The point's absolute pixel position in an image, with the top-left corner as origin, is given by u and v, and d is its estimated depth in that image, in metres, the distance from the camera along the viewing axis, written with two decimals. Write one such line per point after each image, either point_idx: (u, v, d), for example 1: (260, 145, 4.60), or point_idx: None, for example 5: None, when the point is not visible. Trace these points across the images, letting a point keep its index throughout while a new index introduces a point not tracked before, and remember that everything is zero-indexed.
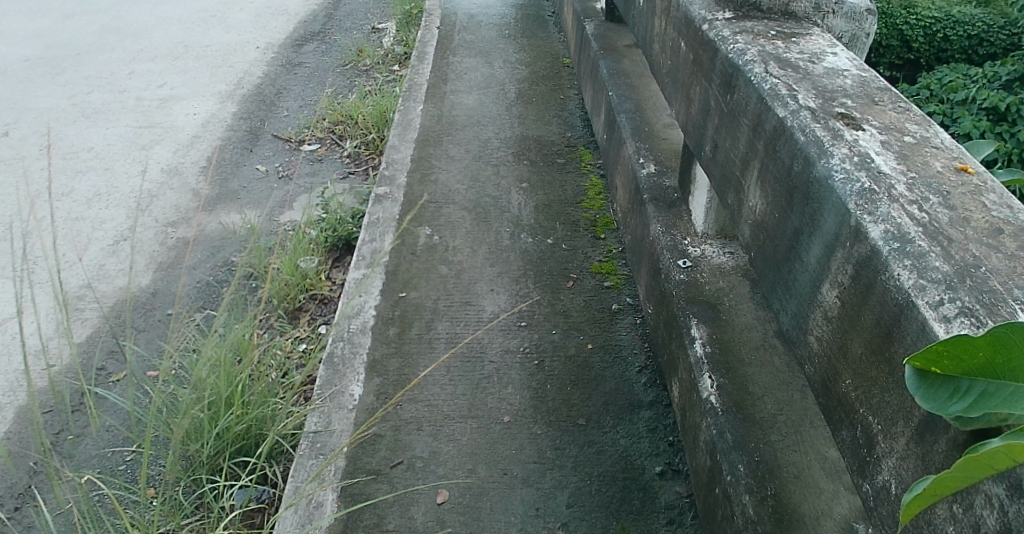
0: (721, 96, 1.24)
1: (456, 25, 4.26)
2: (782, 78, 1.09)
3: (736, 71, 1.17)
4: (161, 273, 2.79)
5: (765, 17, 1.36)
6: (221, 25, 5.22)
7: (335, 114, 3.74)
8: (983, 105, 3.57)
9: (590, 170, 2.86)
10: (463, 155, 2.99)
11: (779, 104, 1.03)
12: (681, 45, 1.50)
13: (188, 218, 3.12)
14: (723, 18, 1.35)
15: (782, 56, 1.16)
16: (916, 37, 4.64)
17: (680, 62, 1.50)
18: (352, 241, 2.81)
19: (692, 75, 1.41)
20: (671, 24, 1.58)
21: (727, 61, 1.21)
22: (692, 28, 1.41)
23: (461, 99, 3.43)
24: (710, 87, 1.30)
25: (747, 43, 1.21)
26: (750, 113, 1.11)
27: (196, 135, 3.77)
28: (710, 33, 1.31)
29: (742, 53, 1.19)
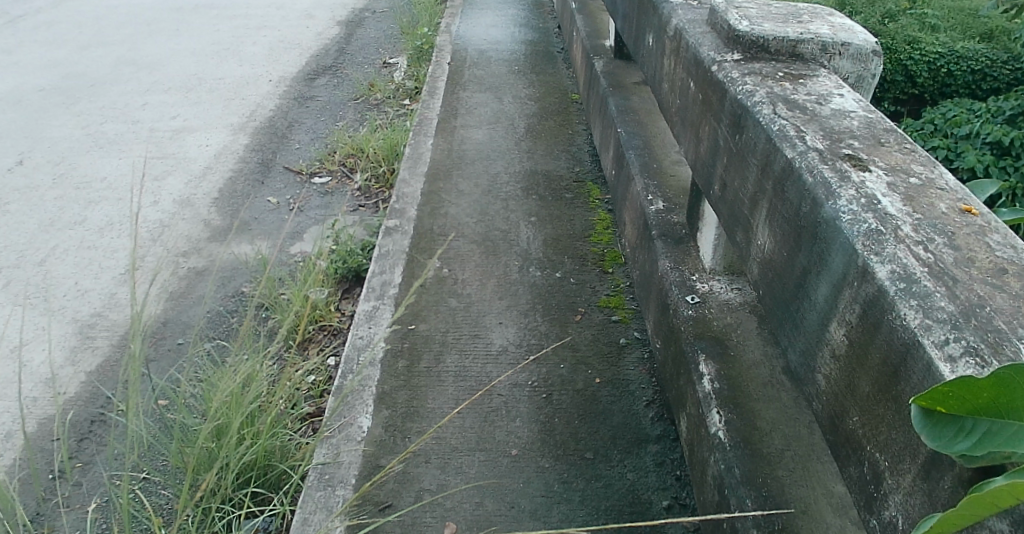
0: (730, 136, 1.27)
1: (466, 60, 4.34)
2: (790, 119, 1.11)
3: (745, 112, 1.20)
4: (172, 303, 2.85)
5: (774, 58, 1.39)
6: (234, 58, 5.32)
7: (347, 147, 3.80)
8: (987, 140, 3.61)
9: (598, 205, 2.89)
10: (472, 189, 3.02)
11: (787, 144, 1.05)
12: (690, 86, 1.53)
13: (199, 249, 3.17)
14: (732, 59, 1.38)
15: (790, 97, 1.19)
16: (920, 72, 4.70)
17: (689, 102, 1.53)
18: (362, 273, 2.86)
19: (700, 115, 1.44)
20: (680, 64, 1.62)
21: (736, 102, 1.24)
22: (701, 69, 1.45)
23: (471, 133, 3.48)
24: (719, 126, 1.33)
25: (755, 84, 1.24)
26: (758, 153, 1.13)
27: (208, 166, 3.83)
28: (719, 74, 1.35)
29: (751, 94, 1.22)
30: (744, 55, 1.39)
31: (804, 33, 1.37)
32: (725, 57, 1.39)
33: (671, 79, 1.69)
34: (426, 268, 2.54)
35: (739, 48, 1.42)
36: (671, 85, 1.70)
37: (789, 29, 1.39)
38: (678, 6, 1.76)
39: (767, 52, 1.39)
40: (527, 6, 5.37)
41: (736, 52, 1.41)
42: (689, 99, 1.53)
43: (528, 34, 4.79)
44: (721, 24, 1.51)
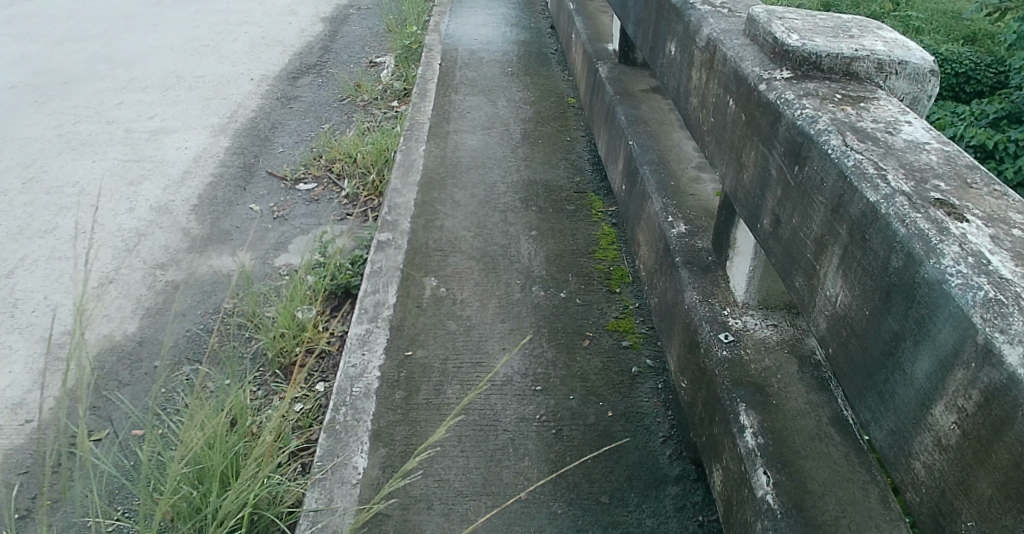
0: (787, 166, 1.12)
1: (457, 61, 4.19)
2: (865, 152, 0.98)
3: (808, 142, 1.06)
4: (150, 320, 2.74)
5: (826, 77, 1.25)
6: (215, 55, 5.12)
7: (334, 152, 3.61)
8: (972, 142, 3.70)
9: (601, 218, 2.75)
10: (468, 199, 2.86)
11: (865, 182, 0.92)
12: (728, 105, 1.40)
13: (178, 260, 3.05)
14: (783, 77, 1.25)
15: (857, 126, 1.05)
16: None
17: (727, 122, 1.39)
18: (351, 289, 2.72)
19: (743, 138, 1.31)
20: (715, 78, 1.48)
21: (795, 128, 1.10)
22: (746, 87, 1.31)
23: (465, 139, 3.32)
24: (768, 151, 1.19)
25: (816, 109, 1.11)
26: (827, 191, 0.99)
27: (187, 170, 3.67)
28: (770, 94, 1.21)
29: (814, 120, 1.08)
30: (792, 72, 1.26)
31: (859, 49, 1.25)
32: (775, 73, 1.26)
33: (702, 95, 1.55)
34: (422, 287, 2.38)
35: (788, 64, 1.29)
36: (701, 101, 1.56)
37: (842, 44, 1.26)
38: (709, 15, 1.63)
39: (819, 70, 1.26)
40: (519, 4, 5.16)
41: (784, 69, 1.28)
42: (727, 118, 1.40)
43: (521, 35, 4.61)
44: (764, 37, 1.38)
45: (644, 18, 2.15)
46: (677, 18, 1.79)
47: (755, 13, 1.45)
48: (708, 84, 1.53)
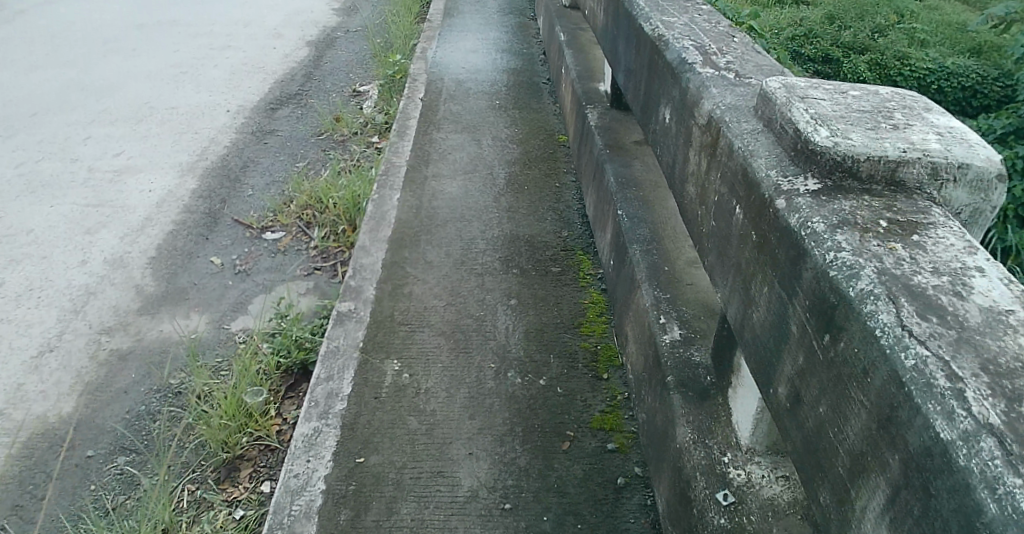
0: (811, 325, 0.86)
1: (442, 93, 3.90)
2: (932, 345, 0.72)
3: (848, 306, 0.80)
4: (88, 397, 2.46)
5: (864, 189, 0.97)
6: (192, 82, 4.79)
7: (305, 197, 3.32)
8: None
9: (589, 283, 2.47)
10: (443, 259, 2.57)
11: (933, 399, 0.68)
12: (732, 211, 1.10)
13: (128, 324, 2.77)
14: (809, 191, 0.96)
15: (915, 287, 0.79)
16: None
17: (730, 232, 1.10)
18: (310, 365, 2.44)
19: (753, 263, 1.02)
20: (716, 169, 1.18)
21: (829, 279, 0.84)
22: (758, 196, 1.02)
23: (444, 185, 3.03)
24: (786, 295, 0.92)
25: (858, 253, 0.84)
26: (876, 393, 0.74)
27: (148, 216, 3.38)
28: (792, 217, 0.93)
29: (855, 272, 0.82)
30: (820, 180, 0.98)
31: (908, 149, 0.95)
32: (798, 182, 0.97)
33: (700, 185, 1.26)
34: (382, 373, 2.09)
35: (813, 167, 1.00)
36: (698, 192, 1.26)
37: (886, 140, 0.97)
38: (711, 80, 1.33)
39: (855, 177, 0.98)
40: (511, 29, 4.87)
41: (808, 174, 1.00)
42: (731, 228, 1.10)
43: (512, 62, 4.33)
44: (781, 121, 1.08)
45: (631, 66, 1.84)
46: (669, 76, 1.48)
47: (768, 85, 1.15)
48: (706, 172, 1.23)
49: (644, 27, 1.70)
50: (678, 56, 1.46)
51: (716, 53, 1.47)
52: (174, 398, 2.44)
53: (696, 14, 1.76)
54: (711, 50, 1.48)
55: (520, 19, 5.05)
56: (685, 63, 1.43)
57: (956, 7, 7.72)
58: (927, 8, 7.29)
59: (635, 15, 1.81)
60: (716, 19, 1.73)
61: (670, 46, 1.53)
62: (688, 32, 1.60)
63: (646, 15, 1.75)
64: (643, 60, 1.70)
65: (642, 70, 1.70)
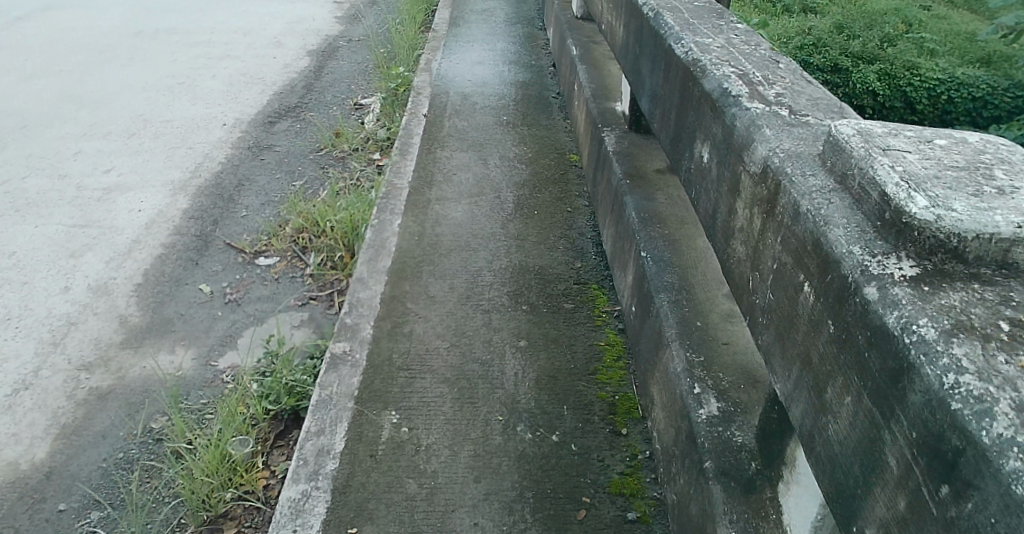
0: (921, 464, 0.67)
1: (447, 107, 3.71)
2: None
3: (975, 451, 0.62)
4: (63, 442, 2.27)
5: (971, 275, 0.78)
6: (189, 94, 4.60)
7: (301, 219, 3.14)
8: None
9: (605, 322, 2.27)
10: (446, 294, 2.38)
11: None
12: (800, 290, 0.91)
13: (109, 358, 2.59)
14: (905, 280, 0.77)
15: None
16: (919, 98, 4.77)
17: (797, 314, 0.91)
18: (301, 411, 2.25)
19: (834, 362, 0.83)
20: (776, 231, 0.98)
21: (945, 409, 0.66)
22: (838, 280, 0.83)
23: (448, 210, 2.83)
24: (880, 417, 0.74)
25: (985, 378, 0.66)
26: None
27: (136, 239, 3.20)
28: (890, 318, 0.75)
29: (984, 405, 0.64)
30: (917, 262, 0.79)
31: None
32: (891, 264, 0.79)
33: (752, 246, 1.06)
34: (380, 427, 1.90)
35: (906, 244, 0.81)
36: (749, 254, 1.07)
37: (997, 212, 0.77)
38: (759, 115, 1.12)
39: (960, 258, 0.79)
40: (519, 40, 4.69)
41: (900, 253, 0.81)
42: (799, 310, 0.91)
43: (520, 75, 4.14)
44: (858, 180, 0.89)
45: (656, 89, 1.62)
46: (707, 107, 1.27)
47: (838, 131, 0.96)
48: (761, 234, 1.03)
49: (674, 47, 1.49)
50: (716, 82, 1.25)
51: (761, 81, 1.26)
52: (148, 449, 2.24)
53: (732, 33, 1.55)
54: (754, 77, 1.27)
55: (527, 30, 4.87)
56: (725, 92, 1.21)
57: (965, 18, 7.58)
58: (937, 17, 7.13)
59: (663, 32, 1.60)
60: (756, 39, 1.52)
61: (705, 68, 1.31)
62: (726, 54, 1.38)
63: (676, 34, 1.54)
64: (672, 85, 1.49)
65: (671, 96, 1.49)
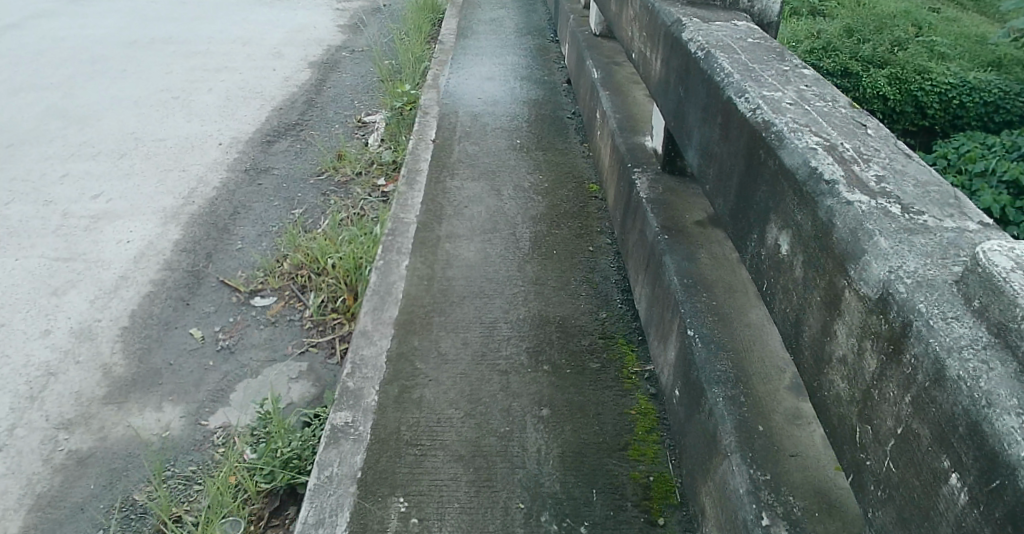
0: None
1: (457, 129, 3.48)
2: None
3: None
4: (36, 517, 2.05)
5: None
6: (184, 110, 4.39)
7: (300, 255, 2.91)
8: (1004, 178, 3.70)
9: (635, 384, 2.05)
10: (459, 350, 2.16)
11: None
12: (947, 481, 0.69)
13: (91, 416, 2.36)
14: None
15: None
16: (928, 104, 5.03)
17: (943, 511, 0.69)
18: (299, 485, 2.03)
19: None
20: (905, 382, 0.76)
21: None
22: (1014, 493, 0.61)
23: (459, 249, 2.61)
24: None
25: None
26: None
27: (124, 275, 2.98)
28: None
29: None
30: None
31: None
32: None
33: (862, 387, 0.83)
34: (386, 519, 1.68)
35: None
36: (858, 396, 0.84)
37: None
38: (863, 212, 0.89)
39: None
40: (529, 52, 4.46)
41: None
42: (944, 504, 0.69)
43: (532, 92, 3.92)
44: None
45: (709, 145, 1.39)
46: (786, 187, 1.04)
47: (989, 262, 0.74)
48: (877, 377, 0.81)
49: (736, 100, 1.26)
50: (800, 157, 1.02)
51: (853, 155, 1.03)
52: (127, 527, 2.03)
53: (800, 82, 1.32)
54: (844, 149, 1.04)
55: (539, 41, 4.65)
56: (813, 173, 0.99)
57: (975, 20, 7.43)
58: (947, 19, 6.97)
59: (718, 79, 1.37)
60: (830, 90, 1.29)
61: (783, 137, 1.08)
62: (803, 115, 1.16)
63: (736, 83, 1.31)
64: (733, 147, 1.26)
65: (732, 160, 1.26)
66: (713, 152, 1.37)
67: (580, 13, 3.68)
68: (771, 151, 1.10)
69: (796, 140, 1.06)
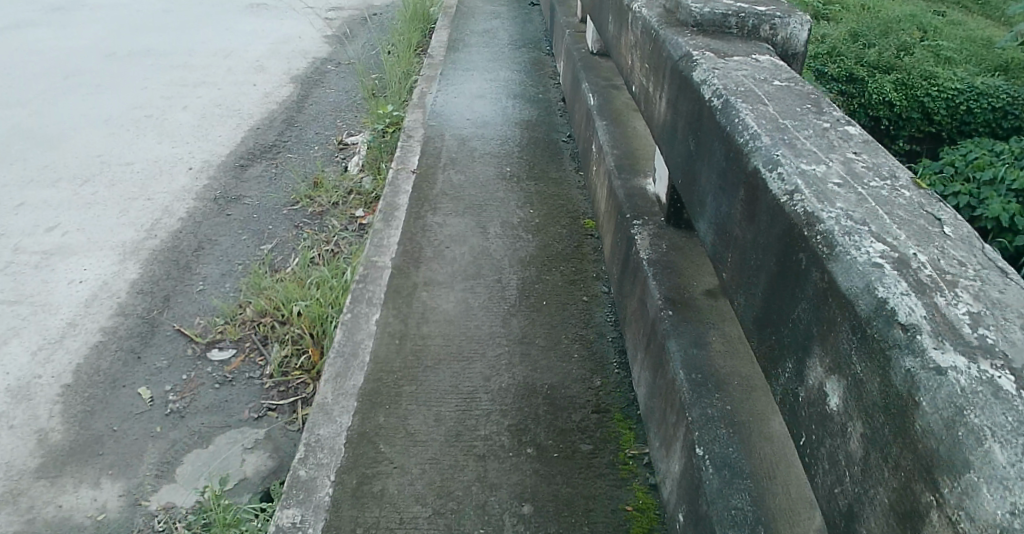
0: None
1: (443, 154, 3.20)
2: None
3: None
4: None
5: None
6: (156, 130, 4.11)
7: (264, 301, 2.63)
8: (1012, 187, 3.68)
9: (633, 473, 1.75)
10: (431, 428, 1.86)
11: None
12: None
13: (17, 495, 2.06)
14: None
15: None
16: (938, 109, 5.10)
17: None
18: None
19: None
20: None
21: None
22: None
23: (437, 298, 2.32)
24: None
25: None
26: None
27: (72, 323, 2.69)
28: None
29: None
30: None
31: None
32: None
33: None
34: None
35: None
36: None
37: None
38: (963, 390, 0.61)
39: None
40: (523, 67, 4.18)
41: None
42: None
43: (526, 111, 3.63)
44: None
45: (727, 223, 1.10)
46: (840, 319, 0.75)
47: None
48: None
49: (765, 175, 0.96)
50: (861, 279, 0.73)
51: (934, 276, 0.74)
52: None
53: (846, 149, 1.02)
54: (920, 266, 0.75)
55: (534, 55, 4.37)
56: (882, 307, 0.70)
57: (979, 24, 7.23)
58: (955, 23, 6.72)
59: (741, 140, 1.07)
60: (887, 161, 1.00)
61: (834, 243, 0.79)
62: (857, 205, 0.86)
63: (764, 149, 1.01)
64: (759, 236, 0.97)
65: (757, 253, 0.97)
66: (731, 234, 1.07)
67: (576, 28, 3.39)
68: (816, 260, 0.81)
69: (853, 249, 0.78)
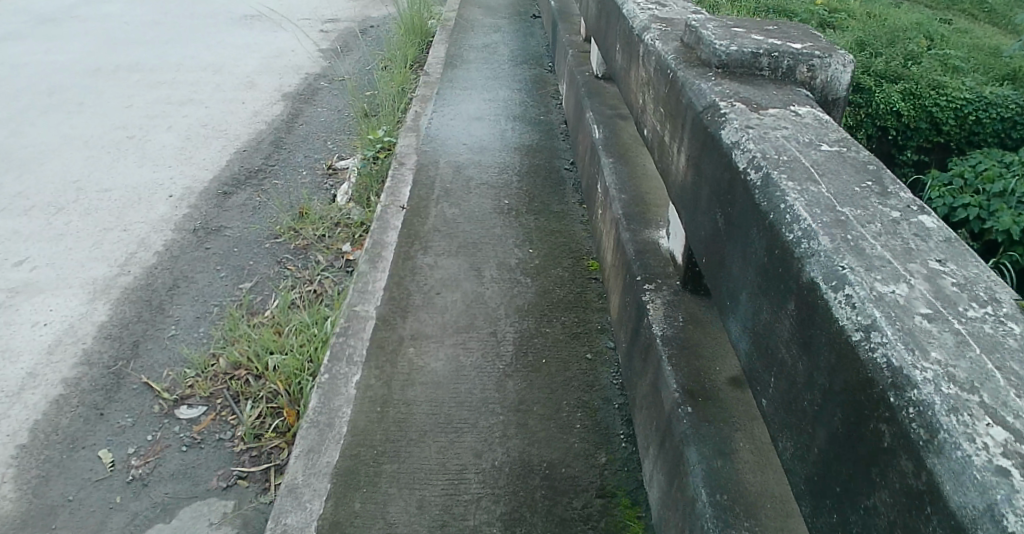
0: None
1: (437, 184, 2.98)
2: None
3: None
4: None
5: None
6: (138, 152, 3.90)
7: (237, 352, 2.41)
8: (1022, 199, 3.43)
9: None
10: (414, 517, 1.64)
11: None
12: None
13: None
14: None
15: None
16: (946, 119, 4.72)
17: None
18: None
19: None
20: None
21: None
22: None
23: (423, 355, 2.09)
24: None
25: None
26: None
27: (33, 373, 2.47)
28: None
29: None
30: None
31: None
32: None
33: None
34: None
35: None
36: None
37: None
38: None
39: None
40: (523, 85, 3.96)
41: None
42: None
43: (526, 135, 3.41)
44: None
45: (768, 337, 0.90)
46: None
47: None
48: None
49: (830, 299, 0.76)
50: (979, 495, 0.56)
51: None
52: None
53: (928, 253, 0.82)
54: None
55: (535, 72, 4.15)
56: None
57: (986, 31, 7.02)
58: (962, 32, 6.52)
59: (791, 240, 0.85)
60: (980, 272, 0.80)
61: (934, 424, 0.61)
62: (957, 355, 0.68)
63: (825, 260, 0.80)
64: (818, 376, 0.77)
65: (815, 398, 0.77)
66: (778, 356, 0.86)
67: (580, 48, 3.17)
68: (906, 443, 0.63)
69: (964, 441, 0.59)
